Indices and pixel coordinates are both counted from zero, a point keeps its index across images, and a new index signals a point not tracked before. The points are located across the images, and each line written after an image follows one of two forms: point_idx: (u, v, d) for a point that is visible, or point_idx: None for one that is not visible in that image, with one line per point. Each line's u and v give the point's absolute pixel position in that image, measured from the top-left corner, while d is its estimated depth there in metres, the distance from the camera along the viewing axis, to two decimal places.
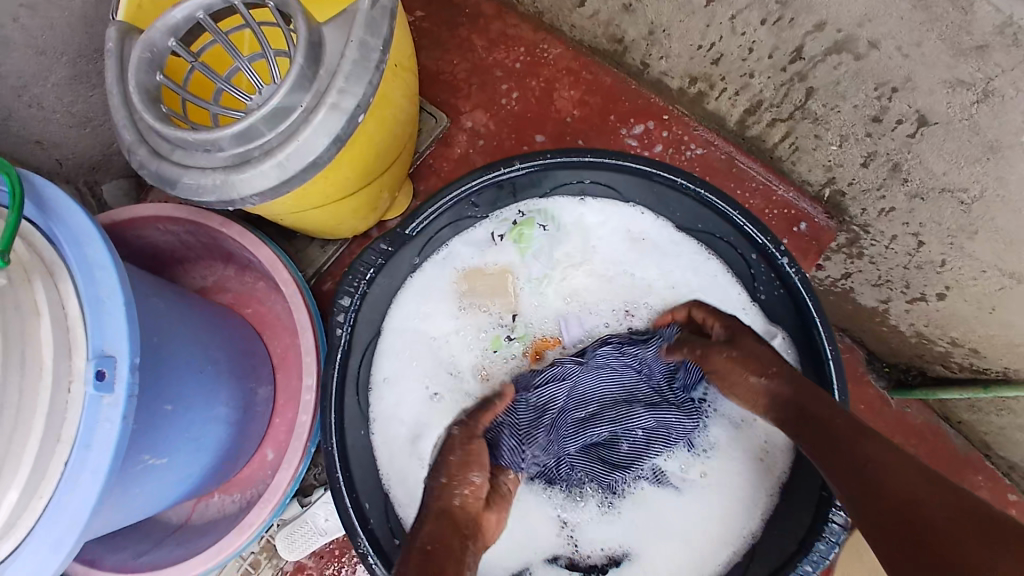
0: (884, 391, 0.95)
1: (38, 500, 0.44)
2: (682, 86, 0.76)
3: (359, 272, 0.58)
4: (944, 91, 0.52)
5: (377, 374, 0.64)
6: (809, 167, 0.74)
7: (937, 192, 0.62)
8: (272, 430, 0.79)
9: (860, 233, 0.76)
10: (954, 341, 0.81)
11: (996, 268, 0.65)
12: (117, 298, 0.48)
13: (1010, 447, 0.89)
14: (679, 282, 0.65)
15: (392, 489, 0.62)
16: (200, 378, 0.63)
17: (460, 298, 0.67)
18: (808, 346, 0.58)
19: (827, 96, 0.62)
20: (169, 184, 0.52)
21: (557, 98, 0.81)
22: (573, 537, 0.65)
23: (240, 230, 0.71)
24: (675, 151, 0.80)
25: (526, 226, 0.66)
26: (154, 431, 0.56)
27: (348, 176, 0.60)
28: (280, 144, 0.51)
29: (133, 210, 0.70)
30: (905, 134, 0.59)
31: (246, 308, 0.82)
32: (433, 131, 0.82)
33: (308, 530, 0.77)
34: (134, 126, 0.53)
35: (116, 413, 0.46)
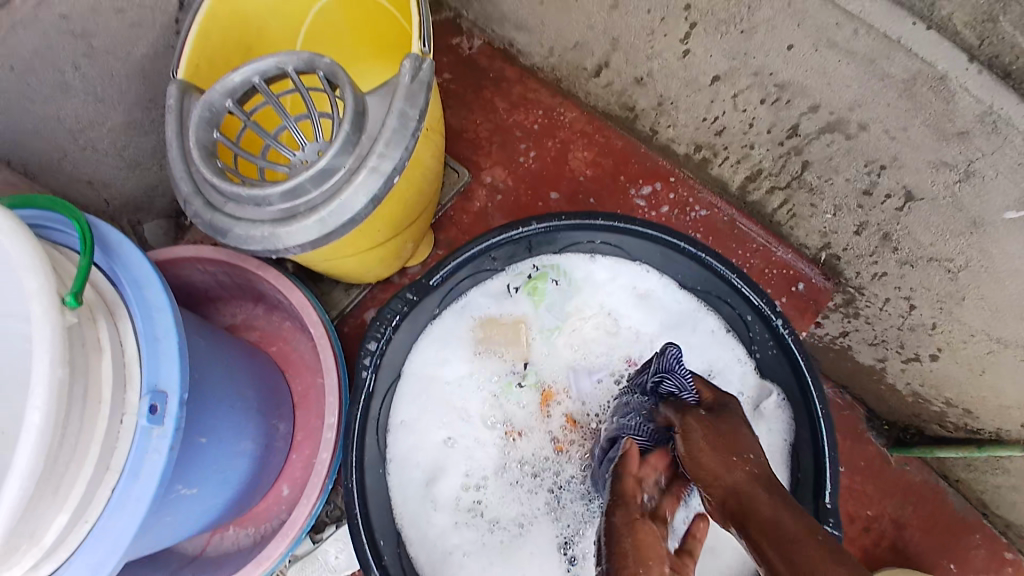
0: (884, 448, 0.98)
1: (82, 524, 0.47)
2: (688, 152, 0.81)
3: (386, 318, 0.63)
4: (929, 171, 0.57)
5: (395, 416, 0.67)
6: (806, 233, 0.78)
7: (924, 261, 0.67)
8: (289, 467, 0.82)
9: (855, 295, 0.80)
10: (948, 402, 0.84)
11: (985, 333, 0.68)
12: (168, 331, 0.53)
13: (1007, 508, 0.91)
14: (677, 337, 0.68)
15: (405, 530, 0.65)
16: (230, 413, 0.66)
17: (476, 344, 0.70)
18: (802, 405, 0.61)
19: (821, 169, 0.67)
20: (221, 234, 0.57)
21: (571, 159, 0.87)
22: None
23: (273, 272, 0.75)
24: (679, 212, 0.85)
25: (540, 280, 0.70)
26: (187, 462, 0.60)
27: (381, 230, 0.65)
28: (323, 203, 0.56)
29: (173, 250, 0.75)
30: (893, 207, 0.64)
31: (271, 346, 0.86)
32: (455, 185, 0.87)
33: (318, 566, 0.79)
34: (191, 178, 0.58)
35: (163, 444, 0.50)
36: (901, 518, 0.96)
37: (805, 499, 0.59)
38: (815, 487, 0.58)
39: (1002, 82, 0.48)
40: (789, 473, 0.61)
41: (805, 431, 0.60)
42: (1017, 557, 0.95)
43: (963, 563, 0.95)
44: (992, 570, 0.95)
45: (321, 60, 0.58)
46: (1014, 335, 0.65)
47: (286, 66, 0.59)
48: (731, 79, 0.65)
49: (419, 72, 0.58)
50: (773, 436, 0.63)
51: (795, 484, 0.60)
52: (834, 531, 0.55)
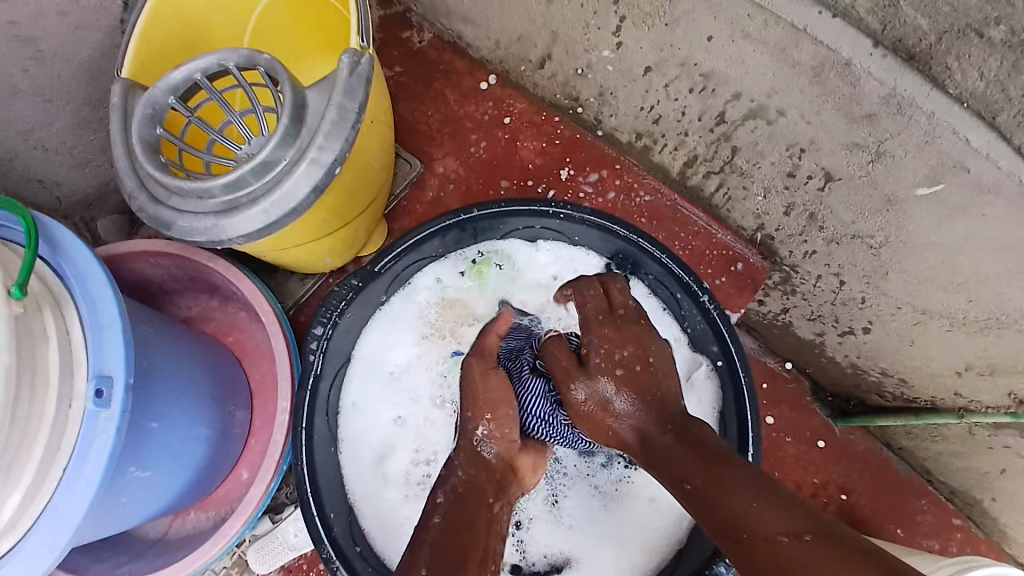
0: (828, 418, 1.01)
1: (35, 504, 0.50)
2: (630, 140, 0.84)
3: (332, 305, 0.66)
4: (843, 152, 0.62)
5: (346, 398, 0.70)
6: (742, 215, 0.82)
7: (849, 238, 0.71)
8: (248, 451, 0.84)
9: (791, 273, 0.84)
10: (885, 371, 0.89)
11: (910, 304, 0.73)
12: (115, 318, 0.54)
13: (948, 472, 0.96)
14: None
15: (357, 506, 0.67)
16: (185, 400, 0.69)
17: (423, 328, 0.72)
18: (727, 374, 0.66)
19: (749, 154, 0.71)
20: (165, 226, 0.59)
21: (521, 148, 0.89)
22: (520, 547, 0.72)
23: (224, 264, 0.78)
24: (626, 197, 0.88)
25: (484, 265, 0.73)
26: (140, 445, 0.62)
27: (324, 220, 0.67)
28: (265, 194, 0.58)
29: (125, 245, 0.77)
30: (816, 187, 0.68)
31: (227, 336, 0.88)
32: (408, 176, 0.89)
33: (277, 545, 0.82)
34: (135, 173, 0.60)
35: (111, 426, 0.52)
36: (848, 484, 1.00)
37: (732, 460, 0.64)
38: (741, 448, 0.63)
39: (907, 62, 0.51)
40: (719, 439, 0.66)
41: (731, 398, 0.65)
42: (966, 523, 0.99)
43: (910, 528, 0.99)
44: (942, 535, 0.99)
45: (260, 56, 0.61)
46: (937, 305, 0.70)
47: (227, 63, 0.61)
48: (662, 70, 0.69)
49: (358, 66, 0.60)
50: (704, 405, 0.68)
51: (724, 448, 0.65)
52: None
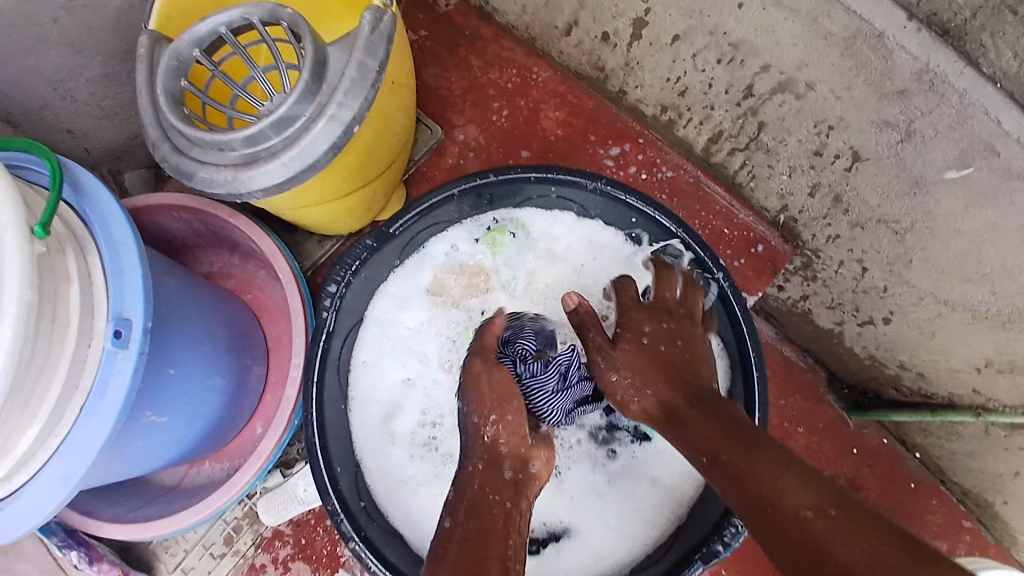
0: (843, 411, 1.00)
1: (54, 437, 0.52)
2: (655, 113, 0.83)
3: (346, 264, 0.66)
4: (873, 130, 0.60)
5: (357, 356, 0.71)
6: (766, 195, 0.80)
7: (874, 223, 0.69)
8: (262, 407, 0.86)
9: (812, 258, 0.82)
10: (903, 365, 0.87)
11: (933, 296, 0.71)
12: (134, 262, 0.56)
13: (962, 474, 0.94)
14: (625, 289, 0.72)
15: (363, 463, 0.69)
16: (201, 351, 0.70)
17: (434, 292, 0.73)
18: (736, 354, 0.65)
19: (776, 130, 0.69)
20: (187, 177, 0.60)
21: (543, 118, 0.89)
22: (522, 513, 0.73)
23: (244, 220, 0.79)
24: (647, 172, 0.87)
25: (498, 233, 0.73)
26: (157, 391, 0.64)
27: (342, 178, 0.67)
28: (283, 149, 0.59)
29: (153, 198, 0.78)
30: (842, 168, 0.66)
31: (246, 293, 0.90)
32: (428, 141, 0.89)
33: (288, 498, 0.85)
34: (159, 125, 0.61)
35: (128, 366, 0.54)
36: (858, 478, 0.99)
37: None
38: None
39: (942, 38, 0.50)
40: None
41: (740, 379, 0.64)
42: (977, 525, 0.98)
43: (920, 527, 0.98)
44: (950, 535, 0.98)
45: (282, 10, 0.61)
46: (959, 297, 0.68)
47: (251, 17, 0.61)
48: (690, 38, 0.67)
49: (380, 24, 0.60)
50: None
51: None
52: None
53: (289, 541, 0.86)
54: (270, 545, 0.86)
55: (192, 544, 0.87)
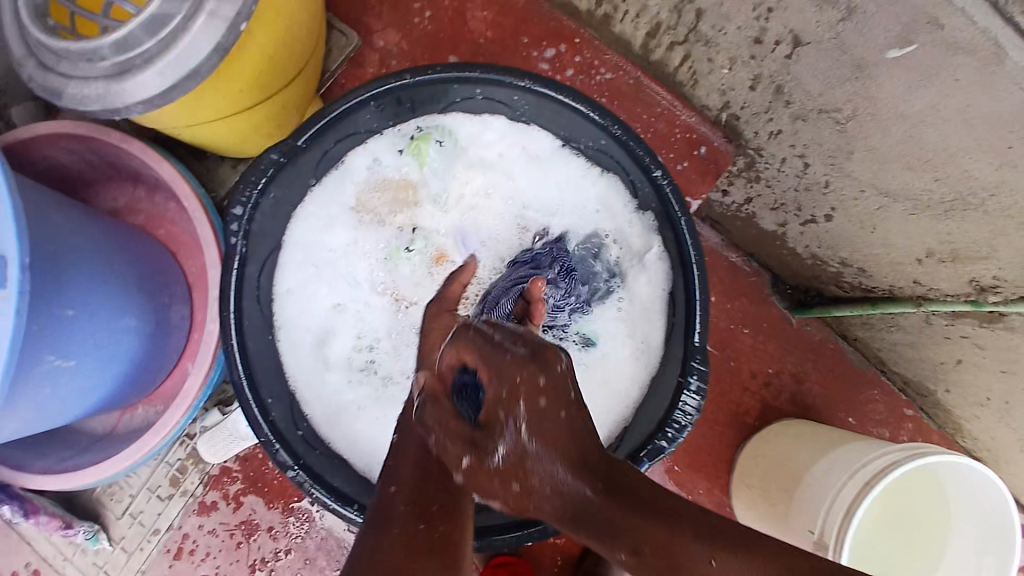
0: (787, 311, 1.01)
1: None
2: (590, 8, 0.77)
3: (251, 181, 0.59)
4: (813, 9, 0.56)
5: (280, 284, 0.66)
6: (707, 92, 0.76)
7: (816, 113, 0.66)
8: (193, 345, 0.82)
9: (755, 157, 0.79)
10: (845, 261, 0.87)
11: (874, 187, 0.70)
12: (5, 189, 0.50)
13: (902, 363, 0.97)
14: (563, 197, 0.69)
15: (300, 392, 0.66)
16: (107, 289, 0.65)
17: (358, 210, 0.69)
18: (677, 256, 0.62)
19: (714, 19, 0.65)
20: (56, 96, 0.53)
21: (469, 19, 0.81)
22: None
23: (140, 146, 0.71)
24: (585, 75, 0.81)
25: (423, 141, 0.68)
26: (57, 334, 0.59)
27: (240, 89, 0.60)
28: (159, 55, 0.51)
29: (27, 129, 0.69)
30: (783, 54, 0.62)
31: (158, 228, 0.83)
32: (345, 50, 0.82)
33: (228, 436, 0.81)
34: (24, 42, 0.54)
35: (9, 309, 0.49)
36: (802, 373, 1.01)
37: (678, 340, 0.62)
38: (687, 328, 0.61)
39: None
40: (667, 320, 0.64)
41: (680, 284, 0.62)
42: (918, 414, 1.02)
43: (861, 418, 1.02)
44: (891, 423, 1.02)
45: None
46: (901, 188, 0.67)
47: None
48: None
49: None
50: (653, 286, 0.66)
51: (671, 328, 0.63)
52: (700, 367, 0.59)
53: (238, 476, 0.85)
54: (219, 481, 0.84)
55: (137, 489, 0.85)
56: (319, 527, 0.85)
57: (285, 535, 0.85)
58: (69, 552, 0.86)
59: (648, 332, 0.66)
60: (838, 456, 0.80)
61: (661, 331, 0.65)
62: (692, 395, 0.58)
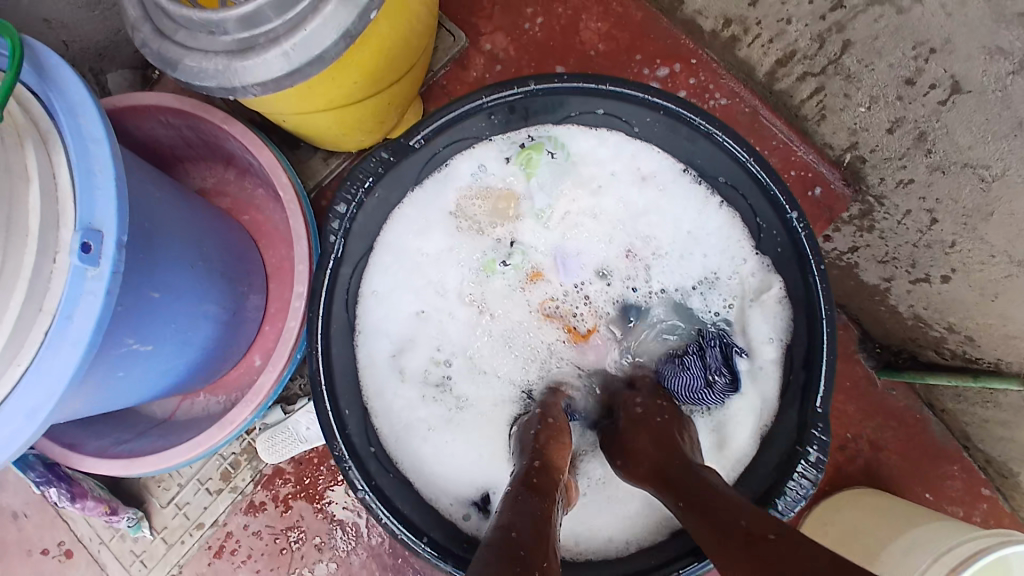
0: (872, 371, 0.95)
1: (14, 367, 0.44)
2: (715, 27, 0.74)
3: (358, 180, 0.59)
4: (982, 58, 0.50)
5: (368, 285, 0.63)
6: (834, 129, 0.72)
7: (958, 167, 0.60)
8: (261, 336, 0.80)
9: (873, 205, 0.74)
10: (951, 326, 0.78)
11: (1006, 254, 0.63)
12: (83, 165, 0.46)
13: (989, 442, 0.87)
14: (672, 223, 0.64)
15: (372, 401, 0.63)
16: (190, 273, 0.62)
17: (458, 218, 0.65)
18: (801, 296, 0.58)
19: (862, 51, 0.60)
20: (172, 67, 0.51)
21: (582, 29, 0.80)
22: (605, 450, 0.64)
23: (241, 129, 0.70)
24: (698, 99, 0.79)
25: (535, 151, 0.63)
26: (140, 314, 0.56)
27: (354, 82, 0.58)
28: (285, 36, 0.49)
29: (135, 96, 0.68)
30: (936, 100, 0.57)
31: (243, 215, 0.81)
32: (449, 50, 0.80)
33: (289, 436, 0.79)
34: (141, 3, 0.52)
35: (100, 287, 0.46)
36: (879, 441, 0.94)
37: (794, 402, 0.58)
38: (806, 391, 0.57)
39: None
40: (783, 375, 0.60)
41: (804, 335, 0.58)
42: (995, 494, 0.91)
43: (937, 493, 0.93)
44: (966, 503, 0.92)
45: None
46: None
47: None
48: None
49: None
50: (765, 335, 0.61)
51: (787, 386, 0.59)
52: (821, 437, 0.55)
53: (290, 479, 0.82)
54: (270, 482, 0.82)
55: (186, 480, 0.83)
56: (366, 544, 0.81)
57: (330, 548, 0.81)
58: (106, 537, 0.83)
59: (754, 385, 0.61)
60: (923, 535, 0.75)
61: (773, 388, 0.60)
62: (808, 465, 0.55)
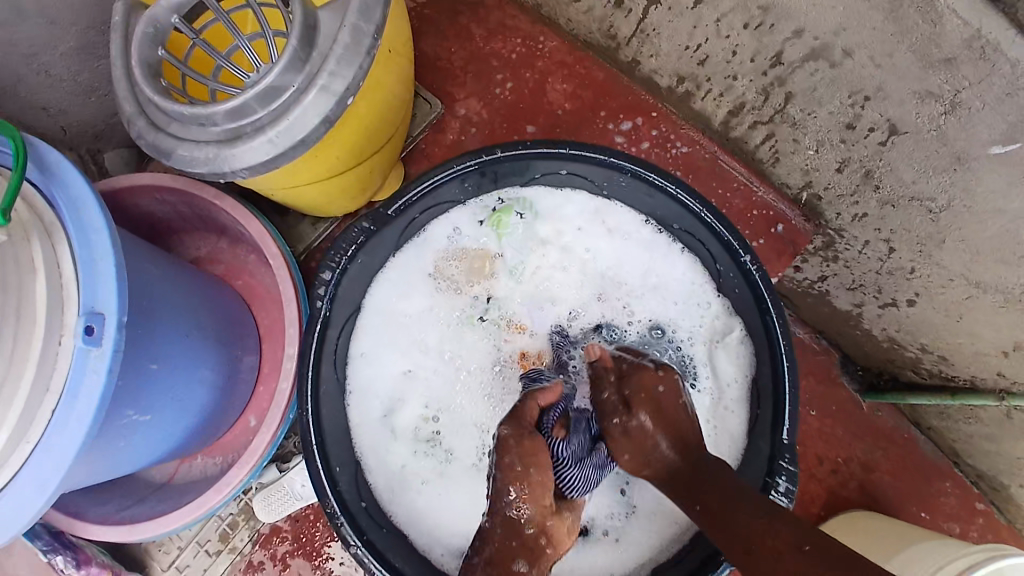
0: (856, 393, 0.96)
1: (24, 443, 0.47)
2: (671, 84, 0.79)
3: (341, 247, 0.62)
4: (914, 101, 0.55)
5: (355, 347, 0.67)
6: (788, 170, 0.77)
7: (906, 200, 0.64)
8: (255, 398, 0.82)
9: (835, 238, 0.78)
10: (924, 347, 0.81)
11: (963, 277, 0.66)
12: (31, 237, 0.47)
13: (977, 457, 0.88)
14: (637, 271, 0.69)
15: (364, 457, 0.65)
16: (186, 342, 0.65)
17: (437, 277, 0.69)
18: (760, 327, 0.61)
19: (805, 102, 0.65)
20: (165, 155, 0.54)
21: (549, 91, 0.85)
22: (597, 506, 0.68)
23: (231, 203, 0.74)
24: (661, 148, 0.84)
25: (504, 213, 0.68)
26: (139, 386, 0.59)
27: (337, 157, 0.62)
28: (271, 122, 0.53)
29: (130, 178, 0.73)
30: (877, 141, 0.62)
31: (236, 280, 0.85)
32: (427, 117, 0.85)
33: (284, 494, 0.80)
34: (134, 98, 0.55)
35: (102, 366, 0.48)
36: (871, 462, 0.94)
37: (765, 433, 0.60)
38: (773, 422, 0.59)
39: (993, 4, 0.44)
40: (752, 409, 0.62)
41: (766, 367, 0.61)
42: (989, 508, 0.92)
43: (932, 510, 0.93)
44: (961, 517, 0.93)
45: None
46: (994, 280, 0.63)
47: None
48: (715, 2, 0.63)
49: None
50: (737, 370, 0.64)
51: (755, 420, 0.61)
52: (789, 466, 0.57)
53: (288, 537, 0.83)
54: (268, 542, 0.83)
55: (186, 542, 0.84)
56: None
57: None
58: None
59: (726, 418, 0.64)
60: (919, 551, 0.76)
61: (742, 420, 0.63)
62: (779, 494, 0.57)
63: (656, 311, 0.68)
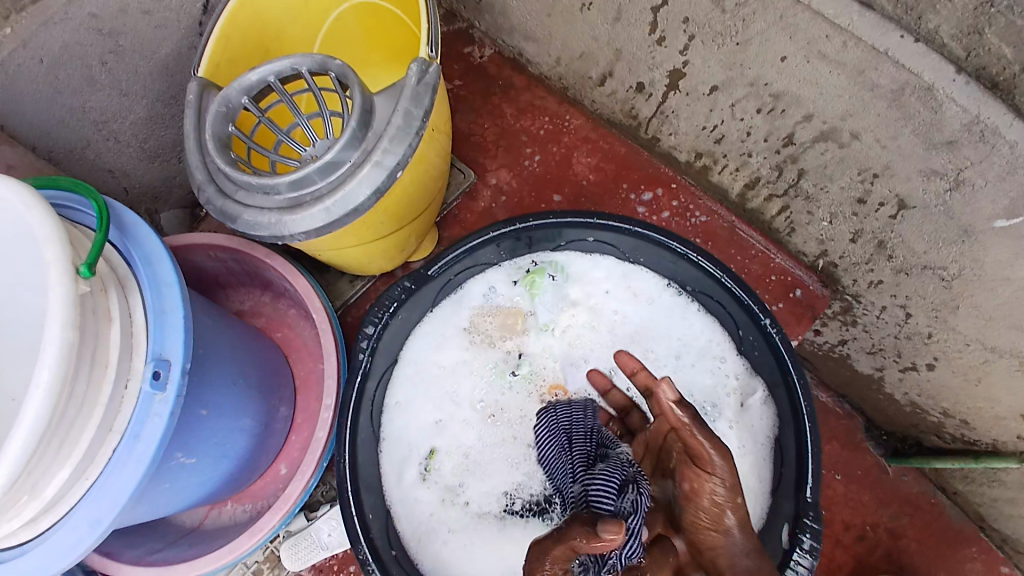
0: (881, 458, 0.95)
1: (83, 481, 0.51)
2: (689, 159, 0.85)
3: (384, 305, 0.66)
4: (920, 179, 0.59)
5: (391, 398, 0.71)
6: (805, 240, 0.81)
7: (919, 269, 0.67)
8: (288, 447, 0.85)
9: (853, 302, 0.81)
10: (946, 412, 0.82)
11: (979, 341, 0.68)
12: (23, 261, 0.50)
13: (1004, 521, 0.87)
14: (658, 332, 0.72)
15: (394, 507, 0.67)
16: (232, 391, 0.70)
17: (471, 334, 0.74)
18: (780, 384, 0.63)
19: (817, 177, 0.70)
20: (230, 220, 0.60)
21: (575, 164, 0.92)
22: None
23: (281, 263, 0.79)
24: (680, 218, 0.89)
25: (538, 275, 0.73)
26: (188, 432, 0.63)
27: (381, 223, 0.67)
28: (328, 193, 0.59)
29: (187, 237, 0.79)
30: (887, 215, 0.66)
31: (276, 332, 0.90)
32: (461, 185, 0.91)
33: (310, 543, 0.83)
34: (205, 168, 0.61)
35: (165, 409, 0.53)
36: (896, 528, 0.93)
37: (787, 491, 0.61)
38: (798, 480, 0.60)
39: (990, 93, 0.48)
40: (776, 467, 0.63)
41: (789, 427, 0.62)
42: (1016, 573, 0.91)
43: None
44: None
45: (332, 61, 0.62)
46: (1006, 343, 0.65)
47: (299, 67, 0.63)
48: (729, 89, 0.68)
49: (426, 75, 0.61)
50: (756, 433, 0.66)
51: (779, 480, 0.62)
52: (813, 525, 0.58)
53: None
54: None
55: None
56: None
57: None
58: None
59: (748, 475, 0.66)
60: None
61: (766, 479, 0.64)
62: (804, 553, 0.57)
63: (679, 370, 0.71)
